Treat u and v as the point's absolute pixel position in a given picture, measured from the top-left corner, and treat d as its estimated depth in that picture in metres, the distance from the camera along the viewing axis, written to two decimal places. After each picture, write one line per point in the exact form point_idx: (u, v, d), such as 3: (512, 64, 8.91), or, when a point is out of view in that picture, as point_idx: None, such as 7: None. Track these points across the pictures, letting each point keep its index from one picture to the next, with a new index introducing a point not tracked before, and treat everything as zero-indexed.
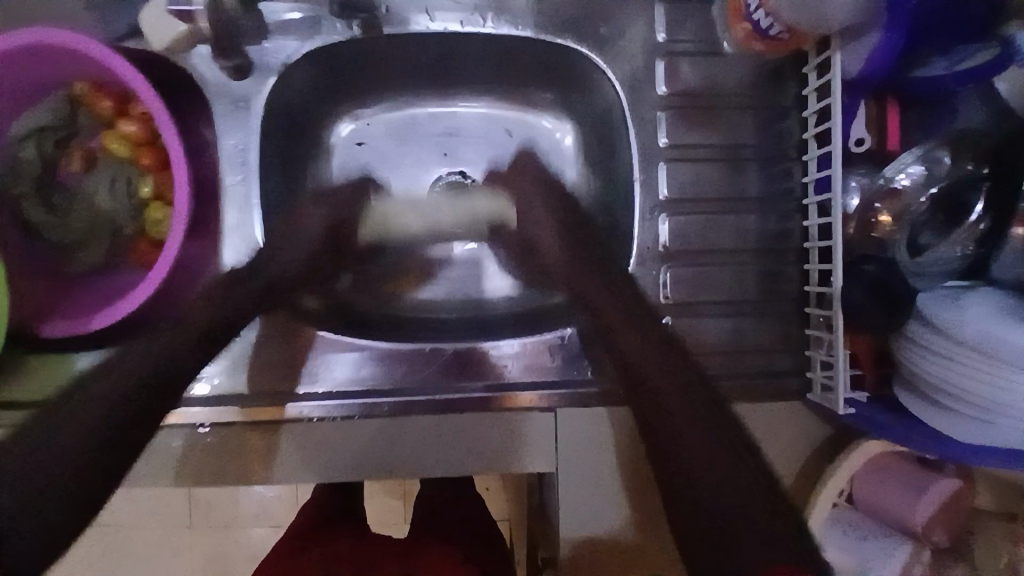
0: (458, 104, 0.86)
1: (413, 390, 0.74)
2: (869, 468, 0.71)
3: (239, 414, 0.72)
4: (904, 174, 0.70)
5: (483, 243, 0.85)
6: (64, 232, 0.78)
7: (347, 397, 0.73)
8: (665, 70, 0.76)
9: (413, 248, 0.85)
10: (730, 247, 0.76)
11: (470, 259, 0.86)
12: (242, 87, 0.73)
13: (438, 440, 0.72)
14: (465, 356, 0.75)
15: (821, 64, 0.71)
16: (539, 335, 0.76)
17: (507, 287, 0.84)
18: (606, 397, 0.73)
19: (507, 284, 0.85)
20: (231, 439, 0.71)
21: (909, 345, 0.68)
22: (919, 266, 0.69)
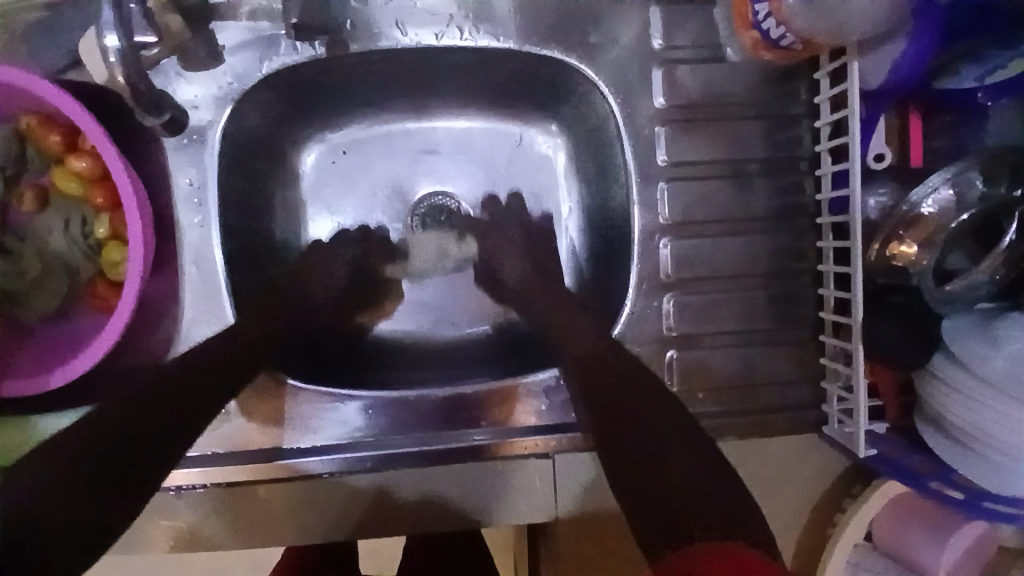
0: (436, 119, 0.80)
1: (400, 442, 0.68)
2: (890, 511, 0.66)
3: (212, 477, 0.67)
4: (931, 200, 0.63)
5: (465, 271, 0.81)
6: (16, 279, 0.72)
7: (328, 453, 0.68)
8: (663, 79, 0.68)
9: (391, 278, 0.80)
10: (738, 272, 0.70)
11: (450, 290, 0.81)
12: (195, 119, 0.66)
13: (428, 487, 0.70)
14: (452, 401, 0.69)
15: (835, 71, 0.65)
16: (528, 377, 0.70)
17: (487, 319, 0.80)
18: None
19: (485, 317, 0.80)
20: (215, 498, 0.68)
21: (934, 381, 0.61)
22: (947, 296, 0.63)
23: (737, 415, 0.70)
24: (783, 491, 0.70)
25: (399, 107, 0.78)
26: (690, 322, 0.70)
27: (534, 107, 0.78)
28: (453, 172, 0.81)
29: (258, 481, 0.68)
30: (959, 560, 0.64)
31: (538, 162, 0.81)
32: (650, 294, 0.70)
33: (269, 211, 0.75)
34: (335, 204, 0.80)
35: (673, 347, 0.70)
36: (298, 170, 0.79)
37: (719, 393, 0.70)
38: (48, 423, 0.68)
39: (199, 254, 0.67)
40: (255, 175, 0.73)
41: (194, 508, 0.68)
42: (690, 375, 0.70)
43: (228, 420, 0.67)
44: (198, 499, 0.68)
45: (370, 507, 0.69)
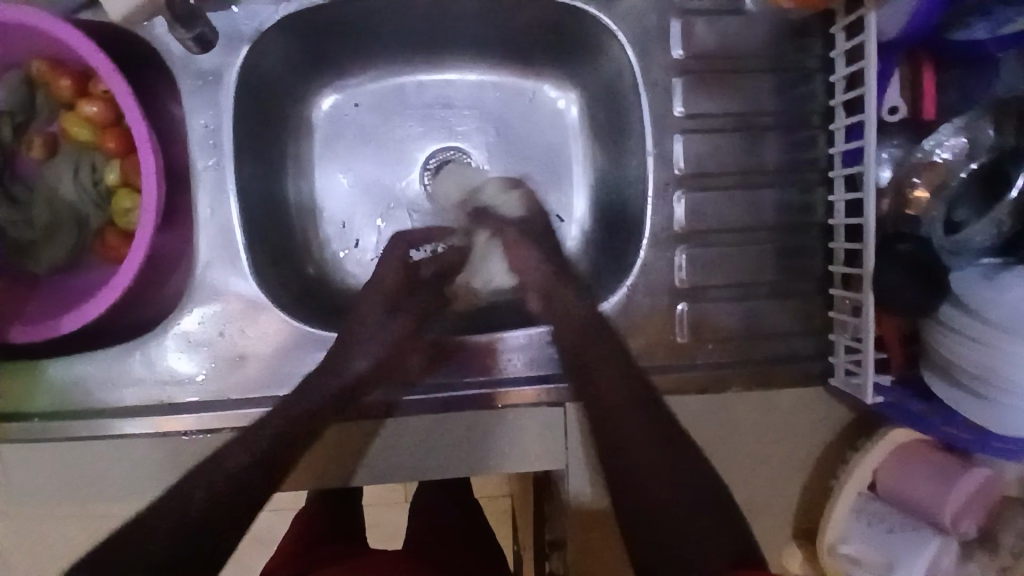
0: (450, 72, 0.80)
1: (414, 387, 0.69)
2: (894, 459, 0.67)
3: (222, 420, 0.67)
4: (943, 147, 0.65)
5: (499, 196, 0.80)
6: (27, 229, 0.71)
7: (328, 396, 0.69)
8: (680, 30, 0.69)
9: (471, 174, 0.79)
10: (749, 225, 0.71)
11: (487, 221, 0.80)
12: (210, 60, 0.66)
13: (446, 441, 0.68)
14: (460, 350, 0.71)
15: (850, 24, 0.66)
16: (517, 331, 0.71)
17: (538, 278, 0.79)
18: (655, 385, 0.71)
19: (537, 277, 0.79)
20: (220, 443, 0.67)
21: (945, 332, 0.62)
22: (955, 243, 0.64)
23: (746, 367, 0.71)
24: (789, 443, 0.70)
25: (414, 58, 0.79)
26: (701, 274, 0.71)
27: (547, 62, 0.78)
28: (471, 127, 0.81)
29: None
30: (963, 505, 0.65)
31: (550, 117, 0.81)
32: (662, 246, 0.70)
33: (281, 163, 0.76)
34: (343, 158, 0.79)
35: (683, 299, 0.71)
36: (310, 123, 0.78)
37: (728, 346, 0.71)
38: (61, 371, 0.67)
39: (216, 196, 0.67)
40: (267, 125, 0.73)
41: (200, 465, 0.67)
42: (701, 327, 0.71)
43: (247, 363, 0.68)
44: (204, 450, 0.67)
45: (380, 459, 0.68)
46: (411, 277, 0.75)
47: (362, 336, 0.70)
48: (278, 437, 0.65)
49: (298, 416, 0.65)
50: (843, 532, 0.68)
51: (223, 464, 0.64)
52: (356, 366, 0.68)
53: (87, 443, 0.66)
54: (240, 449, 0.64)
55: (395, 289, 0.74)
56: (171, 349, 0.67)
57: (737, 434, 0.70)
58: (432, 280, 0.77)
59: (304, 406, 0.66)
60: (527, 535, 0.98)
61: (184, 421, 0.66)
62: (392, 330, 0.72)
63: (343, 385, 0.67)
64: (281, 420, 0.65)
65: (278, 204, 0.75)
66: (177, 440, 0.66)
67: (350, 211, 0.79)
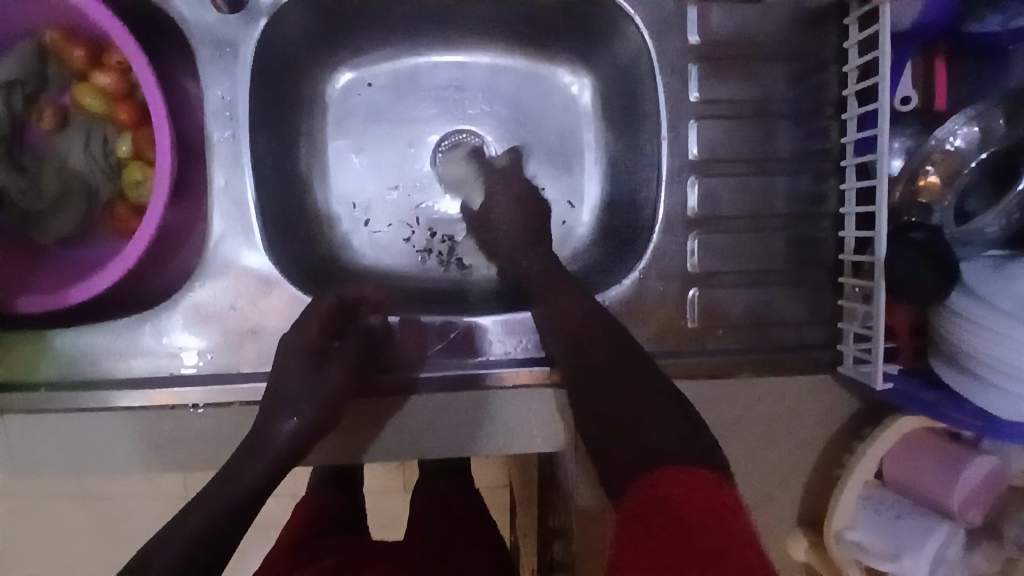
0: (464, 54, 0.81)
1: (432, 365, 0.70)
2: (903, 448, 0.68)
3: (234, 393, 0.66)
4: (956, 136, 0.65)
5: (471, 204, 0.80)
6: (34, 198, 0.71)
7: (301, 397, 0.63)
8: (697, 15, 0.69)
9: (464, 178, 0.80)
10: (761, 213, 0.71)
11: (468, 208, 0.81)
12: (227, 31, 0.66)
13: (444, 422, 0.68)
14: (456, 332, 0.70)
15: (865, 14, 0.67)
16: (510, 315, 0.71)
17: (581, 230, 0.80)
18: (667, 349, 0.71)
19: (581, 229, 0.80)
20: (229, 419, 0.66)
21: (955, 319, 0.62)
22: (965, 232, 0.65)
23: (754, 354, 0.70)
24: (799, 430, 0.70)
25: (428, 39, 0.79)
26: (713, 260, 0.71)
27: (562, 47, 0.79)
28: (485, 110, 0.81)
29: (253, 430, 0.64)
30: (972, 492, 0.65)
31: (563, 101, 0.81)
32: (675, 231, 0.71)
33: (294, 140, 0.76)
34: (355, 138, 0.80)
35: (694, 285, 0.71)
36: (323, 101, 0.79)
37: (737, 333, 0.71)
38: (71, 340, 0.67)
39: (233, 164, 0.67)
40: (280, 101, 0.73)
41: (212, 440, 0.66)
42: (711, 312, 0.71)
43: (258, 338, 0.68)
44: (212, 424, 0.66)
45: (396, 436, 0.68)
46: (342, 319, 0.69)
47: (291, 393, 0.64)
48: (239, 500, 0.59)
49: (230, 502, 0.59)
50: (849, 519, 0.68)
51: (200, 513, 0.58)
52: (286, 427, 0.62)
53: (93, 416, 0.65)
54: (218, 494, 0.59)
55: (318, 334, 0.67)
56: (182, 322, 0.67)
57: (746, 422, 0.70)
58: (365, 326, 0.69)
59: (241, 482, 0.60)
60: (528, 525, 0.98)
61: (187, 394, 0.66)
62: (322, 386, 0.64)
63: (278, 454, 0.62)
64: (237, 487, 0.60)
65: (289, 181, 0.75)
66: (184, 412, 0.65)
67: (361, 191, 0.80)
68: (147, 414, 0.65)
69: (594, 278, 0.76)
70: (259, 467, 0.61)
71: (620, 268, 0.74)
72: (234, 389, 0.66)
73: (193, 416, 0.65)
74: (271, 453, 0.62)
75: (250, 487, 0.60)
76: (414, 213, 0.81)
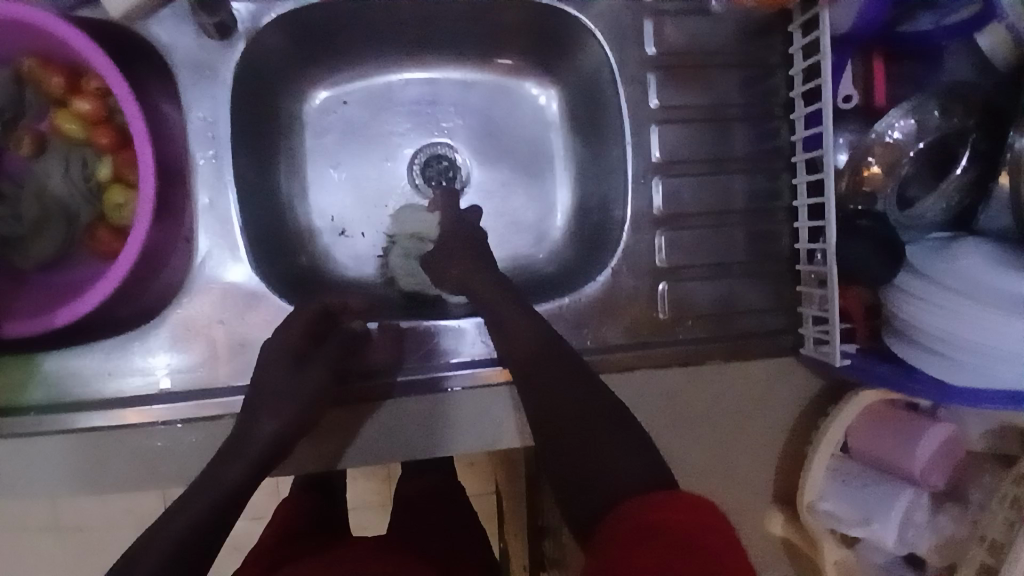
0: (436, 71, 0.84)
1: (410, 368, 0.72)
2: (865, 419, 0.74)
3: (219, 406, 0.68)
4: (895, 128, 0.71)
5: (493, 154, 0.86)
6: (14, 225, 0.72)
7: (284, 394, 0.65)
8: (652, 28, 0.74)
9: (513, 109, 0.86)
10: (721, 209, 0.76)
11: (486, 149, 0.86)
12: (207, 55, 0.68)
13: (424, 422, 0.70)
14: (429, 336, 0.73)
15: (806, 22, 0.72)
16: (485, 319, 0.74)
17: (553, 240, 0.84)
18: (638, 336, 0.74)
19: (552, 239, 0.85)
20: (209, 433, 0.67)
21: (906, 299, 0.68)
22: (909, 218, 0.72)
23: (721, 341, 0.75)
24: (767, 413, 0.74)
25: (400, 57, 0.83)
26: (680, 254, 0.75)
27: (531, 61, 0.83)
28: (458, 123, 0.85)
29: (233, 441, 0.64)
30: (932, 457, 0.71)
31: (532, 112, 0.86)
32: (643, 229, 0.75)
33: (274, 157, 0.79)
34: (333, 154, 0.83)
35: (664, 278, 0.75)
36: (301, 119, 0.82)
37: (706, 322, 0.75)
38: (57, 364, 0.67)
39: (217, 183, 0.69)
40: (259, 121, 0.76)
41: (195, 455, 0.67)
42: (681, 305, 0.75)
43: (247, 352, 0.69)
44: (191, 440, 0.67)
45: (386, 437, 0.70)
46: (321, 326, 0.70)
47: (271, 398, 0.65)
48: (218, 506, 0.60)
49: (210, 506, 0.59)
50: (822, 492, 0.73)
51: (181, 517, 0.58)
52: (265, 429, 0.64)
53: (83, 434, 0.66)
54: (200, 497, 0.60)
55: (298, 339, 0.68)
56: (169, 340, 0.69)
57: (717, 407, 0.73)
58: (348, 330, 0.72)
59: (222, 483, 0.61)
60: (517, 524, 1.00)
61: (164, 412, 0.67)
62: (301, 383, 0.65)
63: (258, 457, 0.63)
64: (214, 493, 0.60)
65: (270, 198, 0.77)
66: (167, 429, 0.66)
67: (339, 206, 0.83)
68: (129, 433, 0.66)
69: (571, 279, 0.80)
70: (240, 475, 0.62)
71: (594, 266, 0.78)
72: (217, 402, 0.68)
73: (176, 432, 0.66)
74: (254, 455, 0.63)
75: (227, 494, 0.61)
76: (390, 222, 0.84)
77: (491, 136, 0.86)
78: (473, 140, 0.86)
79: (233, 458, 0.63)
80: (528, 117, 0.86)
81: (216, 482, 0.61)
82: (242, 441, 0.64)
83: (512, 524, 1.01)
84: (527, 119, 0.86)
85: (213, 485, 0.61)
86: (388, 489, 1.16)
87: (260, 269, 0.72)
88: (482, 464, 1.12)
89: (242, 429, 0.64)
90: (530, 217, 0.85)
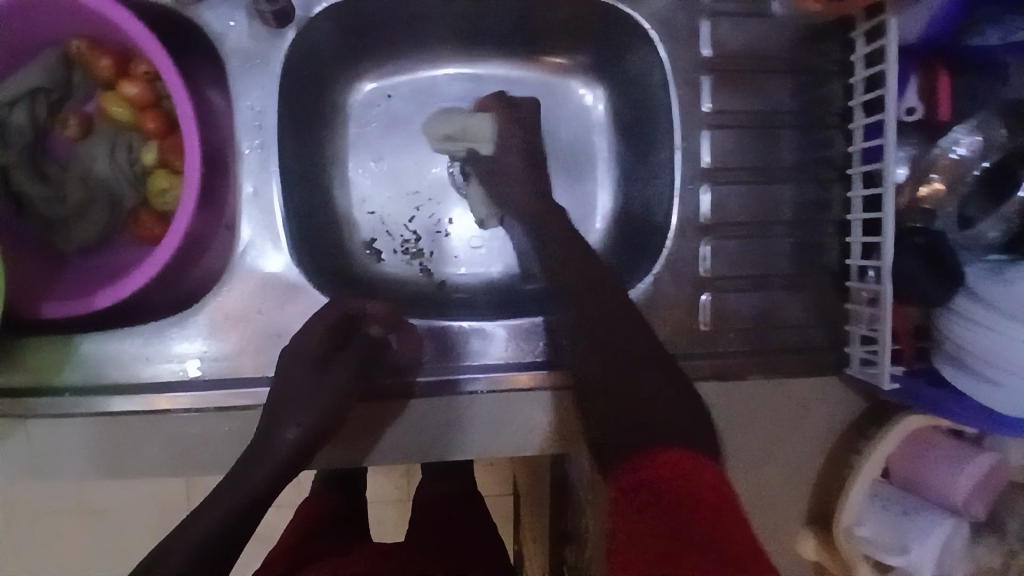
0: (481, 66, 0.83)
1: (433, 369, 0.71)
2: (907, 444, 0.71)
3: (245, 398, 0.67)
4: (958, 145, 0.70)
5: None
6: (57, 206, 0.73)
7: (310, 397, 0.64)
8: (708, 30, 0.72)
9: (557, 106, 0.85)
10: (768, 219, 0.73)
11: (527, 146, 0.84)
12: (258, 43, 0.68)
13: (452, 428, 0.69)
14: (453, 336, 0.72)
15: (871, 30, 0.69)
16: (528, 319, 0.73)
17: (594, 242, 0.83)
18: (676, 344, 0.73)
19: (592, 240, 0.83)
20: (235, 422, 0.67)
21: (958, 321, 0.65)
22: (967, 238, 0.69)
23: (761, 355, 0.72)
24: (806, 432, 0.72)
25: (446, 50, 0.82)
26: (725, 264, 0.73)
27: (579, 59, 0.82)
28: None
29: (258, 442, 0.63)
30: (977, 487, 0.67)
31: (577, 112, 0.85)
32: (688, 237, 0.73)
33: (315, 147, 0.78)
34: (375, 147, 0.82)
35: (707, 288, 0.73)
36: (345, 110, 0.81)
37: (748, 335, 0.73)
38: (95, 346, 0.68)
39: (262, 173, 0.69)
40: (304, 111, 0.76)
41: (220, 446, 0.67)
42: (723, 316, 0.73)
43: (282, 343, 0.69)
44: (218, 429, 0.67)
45: (414, 437, 0.69)
46: (345, 327, 0.69)
47: (294, 402, 0.64)
48: (241, 505, 0.60)
49: (234, 507, 0.59)
50: (857, 516, 0.71)
51: (208, 517, 0.59)
52: (288, 434, 0.63)
53: (118, 418, 0.66)
54: (225, 496, 0.60)
55: (321, 341, 0.67)
56: (206, 328, 0.69)
57: (753, 422, 0.72)
58: (368, 336, 0.69)
59: (246, 487, 0.60)
60: (538, 529, 0.99)
61: (188, 399, 0.67)
62: (323, 388, 0.65)
63: (282, 460, 0.62)
64: (240, 494, 0.60)
65: (311, 189, 0.77)
66: (187, 415, 0.66)
67: (378, 201, 0.82)
68: (159, 419, 0.66)
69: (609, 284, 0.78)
70: (263, 478, 0.61)
71: (634, 272, 0.77)
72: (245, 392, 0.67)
73: (197, 417, 0.66)
74: (279, 457, 0.62)
75: (250, 500, 0.60)
76: (425, 219, 0.83)
77: None
78: None
79: (254, 460, 0.62)
80: (572, 115, 0.85)
81: (238, 486, 0.61)
82: (266, 443, 0.63)
83: (533, 526, 1.01)
84: (570, 117, 0.85)
85: (236, 486, 0.61)
86: (408, 483, 1.15)
87: (297, 260, 0.71)
88: (503, 464, 1.12)
89: (266, 431, 0.63)
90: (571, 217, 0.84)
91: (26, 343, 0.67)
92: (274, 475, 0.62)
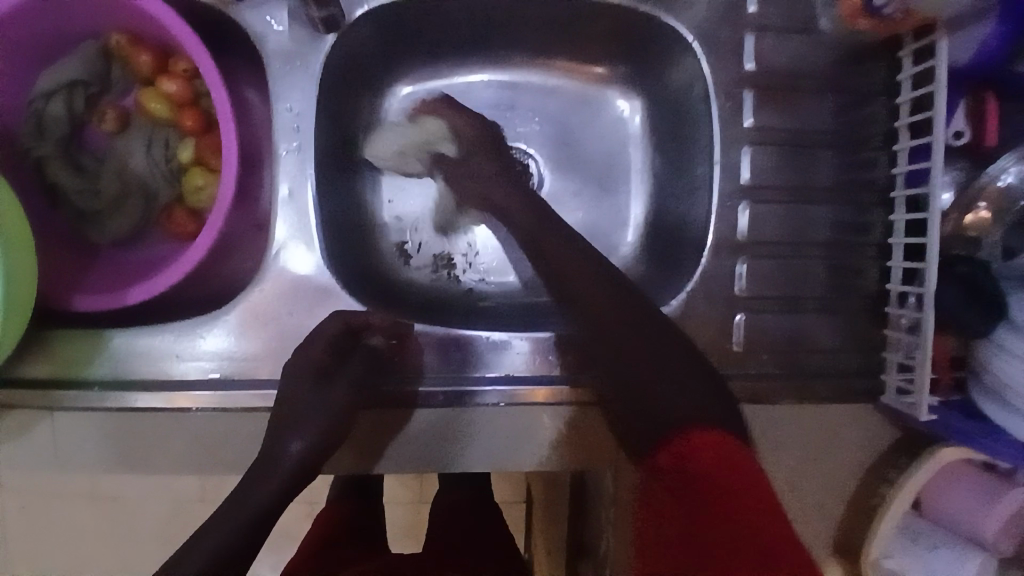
0: (518, 74, 0.83)
1: (433, 380, 0.70)
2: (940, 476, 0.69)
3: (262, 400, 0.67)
4: (1008, 173, 0.67)
5: (565, 163, 0.83)
6: (92, 199, 0.73)
7: (319, 407, 0.63)
8: (753, 45, 0.71)
9: (591, 117, 0.84)
10: (806, 240, 0.72)
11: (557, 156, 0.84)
12: (299, 43, 0.68)
13: (465, 439, 0.68)
14: (462, 346, 0.71)
15: (920, 50, 0.67)
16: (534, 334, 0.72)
17: (625, 255, 0.82)
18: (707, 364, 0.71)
19: (624, 254, 0.82)
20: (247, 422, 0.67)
21: (997, 353, 0.64)
22: (1010, 269, 0.68)
23: (792, 378, 0.71)
24: (836, 458, 0.71)
25: (484, 56, 0.81)
26: (760, 285, 0.72)
27: (618, 69, 0.82)
28: (532, 130, 0.83)
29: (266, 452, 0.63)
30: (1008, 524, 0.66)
31: (612, 123, 0.84)
32: (723, 255, 0.72)
33: (349, 149, 0.78)
34: None
35: (742, 309, 0.72)
36: (380, 114, 0.81)
37: (780, 357, 0.72)
38: (124, 342, 0.67)
39: (296, 173, 0.69)
40: (340, 113, 0.75)
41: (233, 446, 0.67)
42: (755, 338, 0.72)
43: None
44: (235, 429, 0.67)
45: (429, 447, 0.69)
46: (348, 340, 0.68)
47: (296, 414, 0.64)
48: (251, 522, 0.59)
49: (249, 519, 0.59)
50: (886, 549, 0.69)
51: (214, 537, 0.57)
52: (293, 446, 0.62)
53: (143, 413, 0.66)
54: (243, 503, 0.60)
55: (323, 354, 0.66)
56: (235, 327, 0.68)
57: (780, 445, 0.71)
58: (369, 346, 0.69)
59: (256, 499, 0.60)
60: (553, 540, 0.98)
61: (203, 398, 0.67)
62: (325, 401, 0.64)
63: (287, 477, 0.61)
64: (247, 510, 0.59)
65: (343, 191, 0.77)
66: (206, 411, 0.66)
67: (409, 206, 0.82)
68: (183, 415, 0.66)
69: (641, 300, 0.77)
70: (269, 491, 0.60)
71: (666, 290, 0.76)
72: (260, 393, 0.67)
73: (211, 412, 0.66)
74: (285, 470, 0.62)
75: (260, 514, 0.59)
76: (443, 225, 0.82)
77: (565, 144, 0.84)
78: (547, 147, 0.83)
79: (264, 473, 0.61)
80: (607, 126, 0.84)
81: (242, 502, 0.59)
82: (280, 453, 0.62)
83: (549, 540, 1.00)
84: (605, 129, 0.84)
85: (247, 497, 0.60)
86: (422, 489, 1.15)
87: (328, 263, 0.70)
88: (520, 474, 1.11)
89: (275, 443, 0.63)
90: (602, 229, 0.83)
91: (57, 335, 0.68)
92: (287, 484, 0.61)
